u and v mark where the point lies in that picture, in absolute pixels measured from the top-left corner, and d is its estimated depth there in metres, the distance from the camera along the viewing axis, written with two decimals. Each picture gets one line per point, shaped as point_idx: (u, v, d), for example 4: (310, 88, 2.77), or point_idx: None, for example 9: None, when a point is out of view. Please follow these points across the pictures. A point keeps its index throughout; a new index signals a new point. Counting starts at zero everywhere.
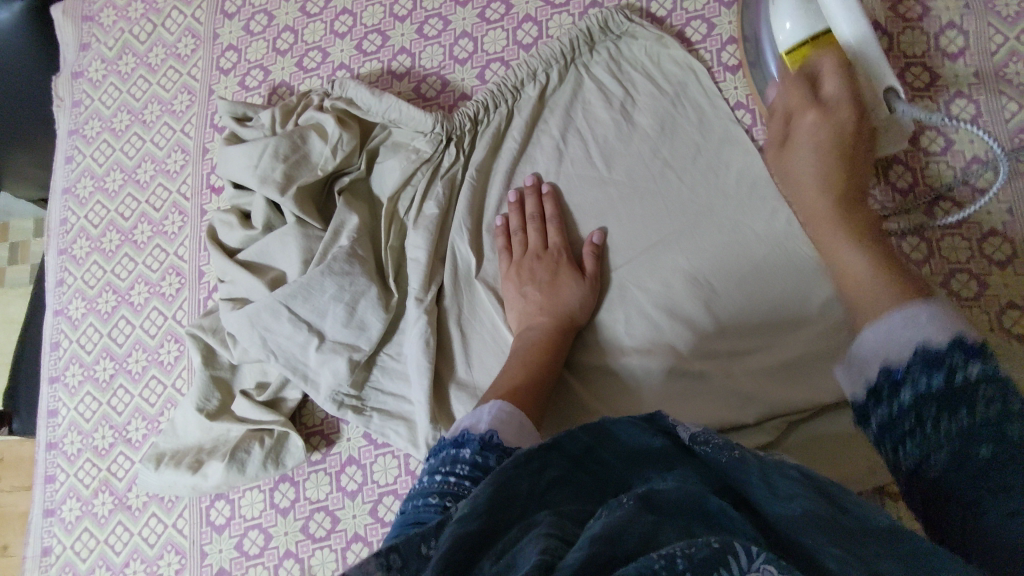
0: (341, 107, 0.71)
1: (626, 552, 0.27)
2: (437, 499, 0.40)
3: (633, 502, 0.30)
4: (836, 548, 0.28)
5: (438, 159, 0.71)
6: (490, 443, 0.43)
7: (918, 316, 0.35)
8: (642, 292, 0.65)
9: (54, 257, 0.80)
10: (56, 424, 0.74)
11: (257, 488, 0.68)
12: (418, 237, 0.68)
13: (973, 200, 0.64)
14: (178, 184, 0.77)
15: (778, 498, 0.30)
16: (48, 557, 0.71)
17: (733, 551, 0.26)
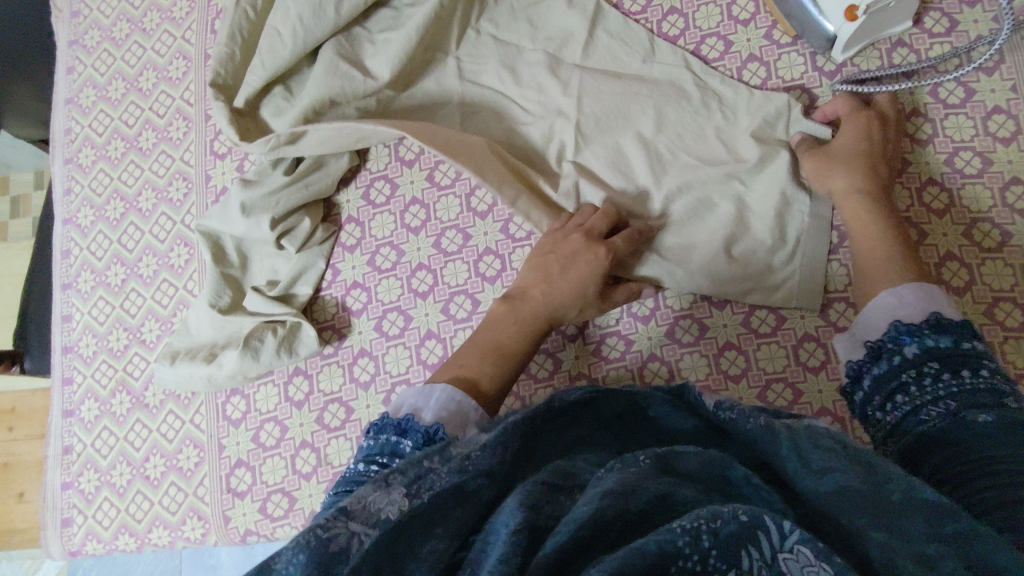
0: (286, 87, 0.71)
1: (642, 505, 0.35)
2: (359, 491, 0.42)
3: (653, 460, 0.37)
4: (851, 511, 0.35)
5: (351, 103, 0.69)
6: (433, 437, 0.45)
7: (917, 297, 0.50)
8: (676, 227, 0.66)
9: (62, 167, 0.80)
10: (70, 329, 0.76)
11: (272, 382, 0.69)
12: (301, 224, 0.69)
13: (964, 68, 0.65)
14: (180, 90, 0.77)
15: (811, 473, 0.36)
16: (69, 456, 0.73)
17: (762, 527, 0.31)
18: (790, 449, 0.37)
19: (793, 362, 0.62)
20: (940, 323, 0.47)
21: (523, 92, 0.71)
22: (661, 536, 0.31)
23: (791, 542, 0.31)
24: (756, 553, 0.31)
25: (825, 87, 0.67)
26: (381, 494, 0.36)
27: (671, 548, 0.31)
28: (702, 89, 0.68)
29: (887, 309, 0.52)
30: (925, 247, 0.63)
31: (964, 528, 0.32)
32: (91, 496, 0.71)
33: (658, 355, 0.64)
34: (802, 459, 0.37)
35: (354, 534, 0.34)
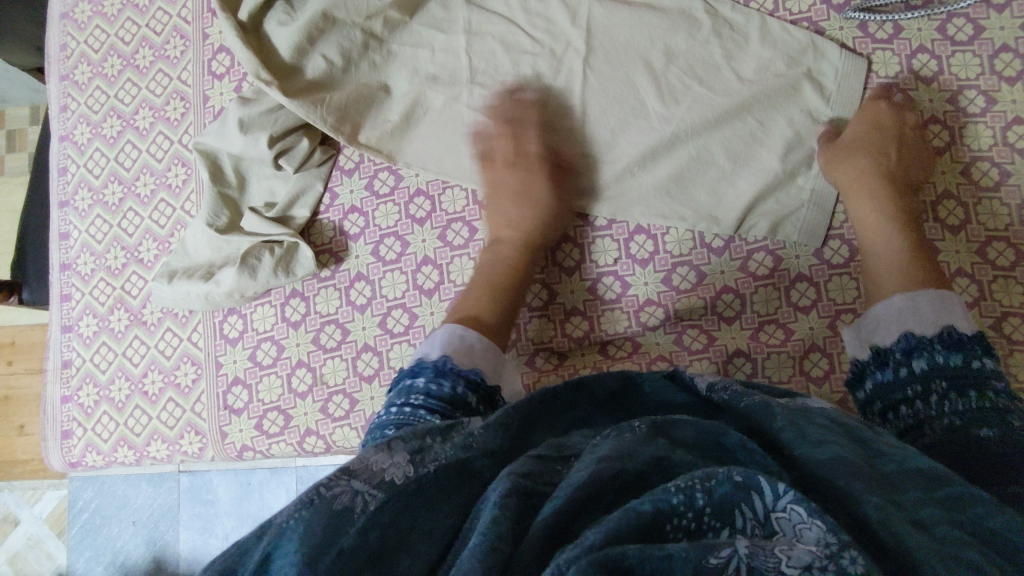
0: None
1: (638, 467, 0.35)
2: (392, 427, 0.46)
3: (648, 427, 0.40)
4: (844, 475, 0.35)
5: (358, 27, 0.68)
6: (442, 370, 0.50)
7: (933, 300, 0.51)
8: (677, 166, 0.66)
9: (58, 84, 0.79)
10: (68, 246, 0.76)
11: (269, 303, 0.70)
12: (302, 143, 0.69)
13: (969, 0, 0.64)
14: (178, 7, 0.75)
15: (808, 443, 0.38)
16: (68, 370, 0.74)
17: (758, 488, 0.32)
18: (789, 425, 0.39)
19: (784, 303, 0.63)
20: (951, 340, 0.48)
21: (530, 19, 0.70)
22: (656, 496, 0.32)
23: (785, 502, 0.31)
24: (750, 514, 0.31)
25: (832, 21, 0.66)
26: (382, 457, 0.38)
27: (666, 508, 0.32)
28: (714, 17, 0.67)
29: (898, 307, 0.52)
30: (922, 186, 0.63)
31: (954, 491, 0.35)
32: (90, 410, 0.72)
33: (655, 301, 0.65)
34: (799, 434, 0.38)
35: (358, 494, 0.35)
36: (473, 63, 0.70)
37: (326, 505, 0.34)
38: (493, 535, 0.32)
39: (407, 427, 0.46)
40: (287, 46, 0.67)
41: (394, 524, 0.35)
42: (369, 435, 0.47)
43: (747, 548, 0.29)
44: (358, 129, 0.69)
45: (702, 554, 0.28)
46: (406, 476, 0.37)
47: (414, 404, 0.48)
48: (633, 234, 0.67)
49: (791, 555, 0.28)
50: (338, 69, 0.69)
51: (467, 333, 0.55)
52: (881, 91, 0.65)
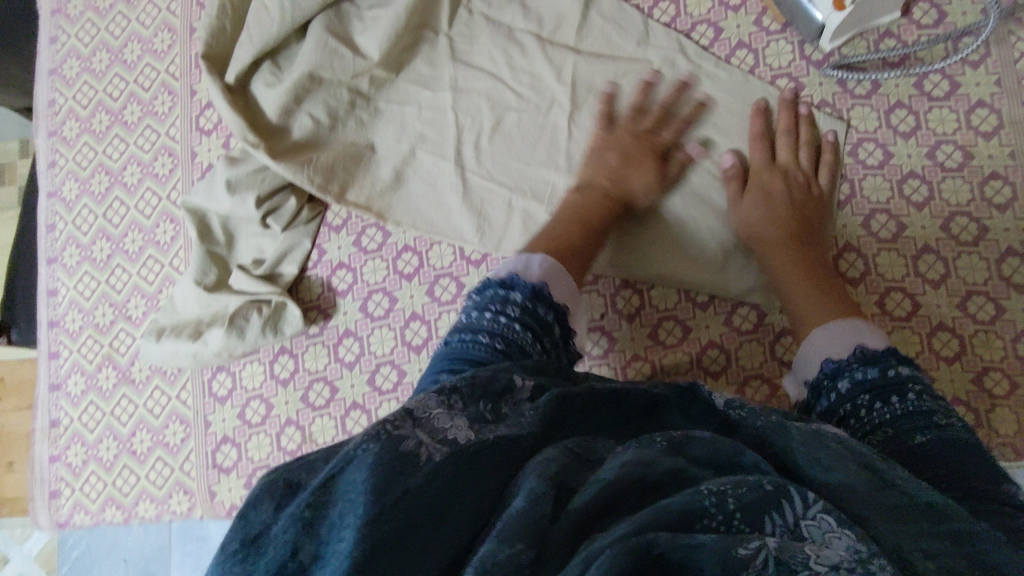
0: (272, 60, 0.70)
1: (659, 474, 0.35)
2: (487, 338, 0.46)
3: (667, 444, 0.37)
4: (858, 501, 0.35)
5: (344, 89, 0.69)
6: (538, 293, 0.51)
7: (857, 327, 0.55)
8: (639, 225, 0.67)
9: (46, 140, 0.79)
10: (56, 303, 0.76)
11: (257, 360, 0.70)
12: (290, 202, 0.70)
13: (946, 62, 0.65)
14: (166, 63, 0.76)
15: (823, 467, 0.37)
16: (56, 430, 0.73)
17: (789, 497, 0.33)
18: (803, 442, 0.39)
19: (769, 357, 0.64)
20: (866, 357, 0.51)
21: (515, 75, 0.71)
22: (687, 496, 0.32)
23: (814, 510, 0.32)
24: (780, 520, 0.32)
25: (812, 76, 0.67)
26: (444, 414, 0.36)
27: (696, 508, 0.32)
28: (696, 75, 0.68)
29: (819, 346, 0.55)
30: (903, 239, 0.64)
31: (960, 525, 0.34)
32: (79, 469, 0.72)
33: (642, 357, 0.66)
34: (815, 458, 0.38)
35: (423, 443, 0.33)
36: (458, 119, 0.70)
37: (389, 449, 0.32)
38: (510, 525, 0.30)
39: (500, 339, 0.46)
40: (275, 110, 0.68)
41: (455, 480, 0.33)
42: (450, 338, 0.49)
43: (775, 543, 0.30)
44: (345, 186, 0.69)
45: (731, 545, 0.30)
46: (468, 438, 0.35)
47: (509, 316, 0.48)
48: (619, 287, 0.68)
49: (820, 554, 0.30)
50: (325, 127, 0.69)
51: (547, 259, 0.55)
52: (862, 146, 0.66)
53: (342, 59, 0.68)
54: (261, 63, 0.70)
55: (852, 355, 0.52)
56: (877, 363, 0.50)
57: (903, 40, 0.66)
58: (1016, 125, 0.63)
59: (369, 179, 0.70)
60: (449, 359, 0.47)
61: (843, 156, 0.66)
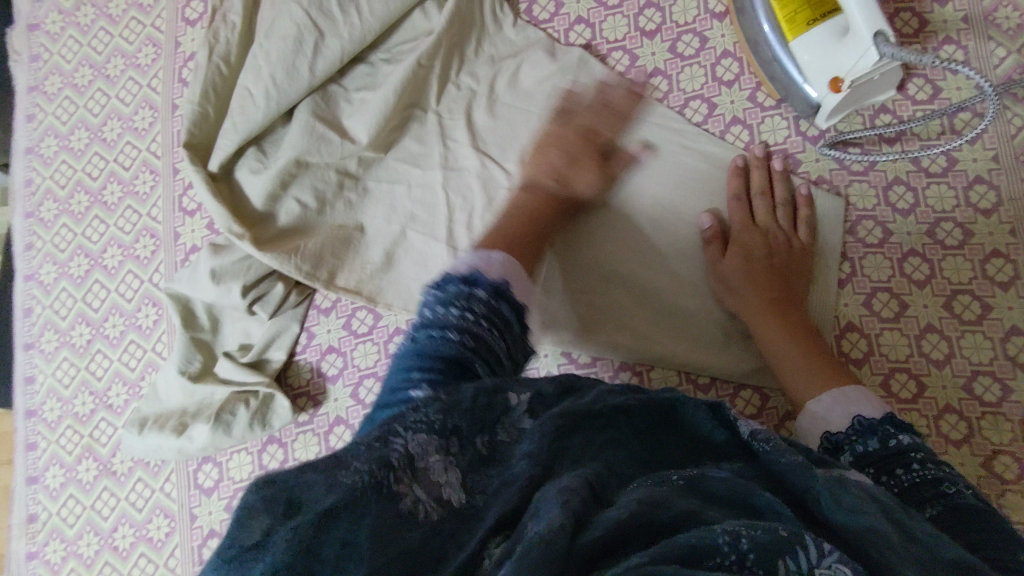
0: (257, 146, 0.68)
1: (671, 518, 0.34)
2: (453, 333, 0.43)
3: (681, 484, 0.37)
4: (882, 543, 0.33)
5: (330, 173, 0.68)
6: (503, 291, 0.47)
7: (851, 393, 0.55)
8: (633, 305, 0.66)
9: (23, 220, 0.77)
10: (34, 391, 0.73)
11: (244, 450, 0.68)
12: (276, 289, 0.67)
13: (948, 145, 0.64)
14: (147, 142, 0.74)
15: (844, 507, 0.35)
16: (33, 525, 0.70)
17: (801, 541, 0.31)
18: (828, 486, 0.37)
19: None
20: (864, 429, 0.50)
21: (507, 153, 0.69)
22: (703, 534, 0.32)
23: (829, 560, 0.31)
24: (794, 565, 0.31)
25: (809, 153, 0.67)
26: (440, 464, 0.36)
27: (709, 546, 0.31)
28: (688, 153, 0.67)
29: (821, 416, 0.55)
30: (906, 319, 0.63)
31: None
32: (57, 568, 0.69)
33: None
34: (834, 493, 0.36)
35: (420, 503, 0.34)
36: (449, 199, 0.69)
37: (385, 509, 0.32)
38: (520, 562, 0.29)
39: (469, 335, 0.43)
40: (260, 196, 0.67)
41: (445, 532, 0.34)
42: (410, 338, 0.46)
43: None
44: (334, 272, 0.67)
45: None
46: (461, 497, 0.36)
47: (477, 312, 0.45)
48: (618, 370, 0.66)
49: None
50: (312, 211, 0.67)
51: (504, 255, 0.51)
52: (861, 223, 0.65)
53: (330, 143, 0.67)
54: (245, 150, 0.68)
55: (852, 426, 0.51)
56: (876, 432, 0.49)
57: (900, 115, 0.66)
58: (1015, 202, 0.63)
59: (357, 264, 0.68)
60: (407, 370, 0.43)
61: (840, 236, 0.65)
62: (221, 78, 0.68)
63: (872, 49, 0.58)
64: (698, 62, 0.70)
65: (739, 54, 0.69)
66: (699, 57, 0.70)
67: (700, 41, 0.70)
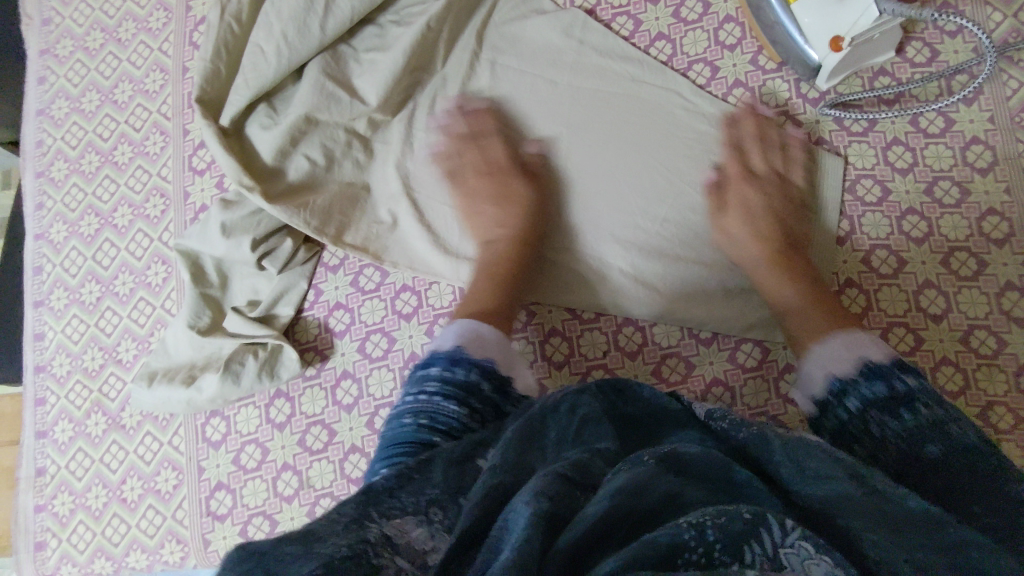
0: (268, 103, 0.69)
1: (649, 506, 0.34)
2: (414, 417, 0.48)
3: (658, 462, 0.37)
4: (846, 512, 0.36)
5: (340, 133, 0.69)
6: (455, 359, 0.51)
7: (856, 342, 0.52)
8: (652, 260, 0.66)
9: (34, 180, 0.78)
10: (43, 347, 0.74)
11: (252, 404, 0.69)
12: (283, 246, 0.68)
13: (943, 102, 0.65)
14: (157, 104, 0.75)
15: (805, 480, 0.38)
16: (42, 478, 0.71)
17: (766, 524, 0.32)
18: (786, 457, 0.40)
19: (774, 395, 0.63)
20: (872, 371, 0.49)
21: (513, 116, 0.71)
22: (670, 530, 0.31)
23: (793, 538, 0.31)
24: (759, 551, 0.31)
25: (808, 114, 0.68)
26: (423, 534, 0.36)
27: (678, 542, 0.31)
28: (691, 114, 0.69)
29: (823, 359, 0.53)
30: (903, 275, 0.64)
31: (956, 536, 0.35)
32: (65, 519, 0.70)
33: None
34: (797, 468, 0.39)
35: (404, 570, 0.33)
36: (454, 159, 0.70)
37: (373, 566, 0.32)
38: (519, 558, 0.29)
39: (422, 414, 0.48)
40: (271, 151, 0.68)
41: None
42: (386, 425, 0.50)
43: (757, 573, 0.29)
44: (342, 228, 0.68)
45: None
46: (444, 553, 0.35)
47: (431, 391, 0.49)
48: (622, 325, 0.67)
49: None
50: (321, 168, 0.68)
51: (477, 327, 0.55)
52: (859, 183, 0.67)
53: (341, 102, 0.68)
54: (256, 107, 0.69)
55: (859, 371, 0.50)
56: (884, 377, 0.49)
57: (898, 78, 0.67)
58: (1010, 161, 0.64)
59: (365, 221, 0.69)
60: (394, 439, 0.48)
61: (840, 196, 0.66)
62: (233, 37, 0.69)
63: (872, 8, 0.59)
64: (700, 27, 0.71)
65: (741, 19, 0.70)
66: (701, 22, 0.71)
67: (703, 7, 0.71)
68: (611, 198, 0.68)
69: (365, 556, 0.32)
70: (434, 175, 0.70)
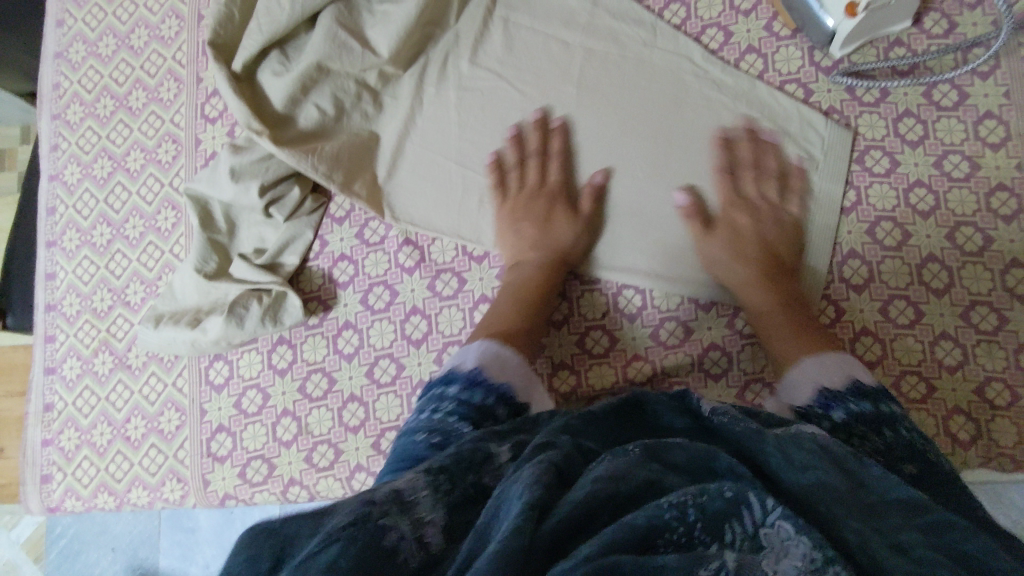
0: (280, 49, 0.70)
1: (631, 488, 0.34)
2: (426, 434, 0.46)
3: (642, 452, 0.37)
4: (828, 500, 0.34)
5: (351, 85, 0.69)
6: (473, 380, 0.51)
7: (835, 364, 0.54)
8: (653, 229, 0.67)
9: (49, 122, 0.79)
10: (55, 287, 0.76)
11: (255, 349, 0.70)
12: (293, 193, 0.69)
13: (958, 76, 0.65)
14: (173, 50, 0.76)
15: (793, 467, 0.36)
16: (49, 414, 0.73)
17: (748, 504, 0.32)
18: (777, 448, 0.37)
19: (770, 361, 0.63)
20: (857, 390, 0.50)
21: (524, 75, 0.71)
22: (651, 512, 0.31)
23: (773, 517, 0.31)
24: (740, 528, 0.31)
25: (821, 82, 0.67)
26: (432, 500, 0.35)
27: (660, 523, 0.31)
28: (702, 79, 0.68)
29: (808, 375, 0.54)
30: (907, 249, 0.64)
31: (936, 518, 0.34)
32: (71, 454, 0.72)
33: (642, 357, 0.65)
34: (785, 457, 0.37)
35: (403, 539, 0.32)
36: (462, 117, 0.71)
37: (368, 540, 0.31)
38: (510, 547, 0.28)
39: (436, 432, 0.46)
40: (281, 99, 0.68)
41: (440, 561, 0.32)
42: (399, 441, 0.48)
43: (735, 561, 0.29)
44: (348, 179, 0.69)
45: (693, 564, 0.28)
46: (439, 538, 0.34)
47: (444, 409, 0.48)
48: (622, 287, 0.67)
49: (779, 568, 0.29)
50: (330, 118, 0.69)
51: (501, 349, 0.55)
52: (868, 154, 0.66)
53: (351, 53, 0.68)
54: (269, 53, 0.70)
55: (847, 386, 0.51)
56: (867, 395, 0.49)
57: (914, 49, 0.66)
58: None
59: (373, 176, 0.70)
60: (402, 451, 0.45)
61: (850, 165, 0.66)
62: None
63: None
64: None
65: None
66: None
67: None
68: (617, 162, 0.68)
69: (367, 521, 0.32)
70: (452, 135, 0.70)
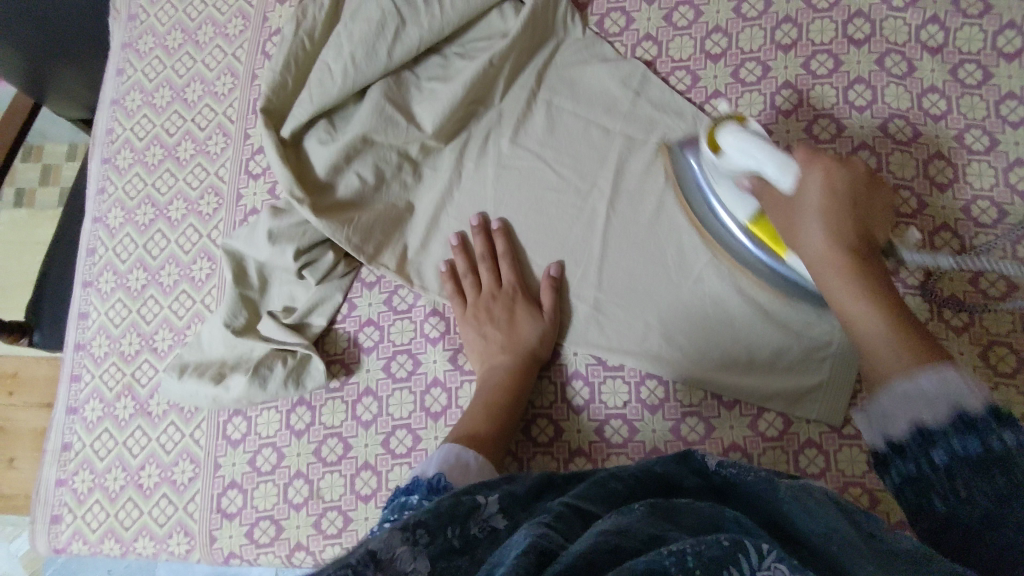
0: (327, 118, 0.72)
1: (636, 544, 0.31)
2: None
3: (649, 508, 0.35)
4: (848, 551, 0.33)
5: (392, 157, 0.71)
6: (437, 487, 0.48)
7: None
8: (675, 318, 0.66)
9: (100, 165, 0.82)
10: (86, 326, 0.77)
11: (274, 409, 0.70)
12: (325, 258, 0.70)
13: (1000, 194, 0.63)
14: (224, 106, 0.78)
15: (808, 516, 0.36)
16: (67, 453, 0.74)
17: (742, 551, 0.29)
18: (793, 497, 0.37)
19: (791, 468, 0.62)
20: None
21: (562, 159, 0.72)
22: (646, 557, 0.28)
23: (769, 560, 0.29)
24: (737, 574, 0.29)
25: None
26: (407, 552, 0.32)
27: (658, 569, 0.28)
28: None
29: None
30: None
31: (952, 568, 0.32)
32: (83, 496, 0.72)
33: (660, 451, 0.64)
34: (804, 508, 0.36)
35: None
36: (498, 196, 0.72)
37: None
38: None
39: None
40: (325, 165, 0.70)
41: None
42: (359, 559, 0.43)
43: None
44: (381, 249, 0.70)
45: None
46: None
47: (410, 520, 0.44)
48: (645, 377, 0.66)
49: None
50: (370, 187, 0.70)
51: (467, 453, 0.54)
52: None
53: (397, 127, 0.70)
54: (317, 121, 0.72)
55: None
56: None
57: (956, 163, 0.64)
58: None
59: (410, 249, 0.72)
60: None
61: None
62: (303, 53, 0.71)
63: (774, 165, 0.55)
64: (757, 89, 0.70)
65: (799, 86, 0.69)
66: (759, 85, 0.70)
67: (761, 70, 0.70)
68: (646, 252, 0.68)
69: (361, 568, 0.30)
70: (484, 214, 0.71)
